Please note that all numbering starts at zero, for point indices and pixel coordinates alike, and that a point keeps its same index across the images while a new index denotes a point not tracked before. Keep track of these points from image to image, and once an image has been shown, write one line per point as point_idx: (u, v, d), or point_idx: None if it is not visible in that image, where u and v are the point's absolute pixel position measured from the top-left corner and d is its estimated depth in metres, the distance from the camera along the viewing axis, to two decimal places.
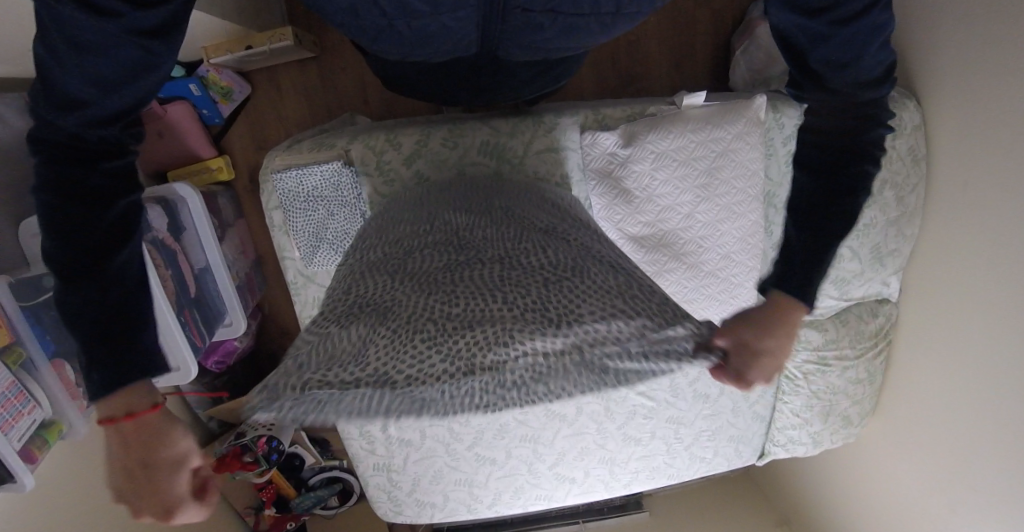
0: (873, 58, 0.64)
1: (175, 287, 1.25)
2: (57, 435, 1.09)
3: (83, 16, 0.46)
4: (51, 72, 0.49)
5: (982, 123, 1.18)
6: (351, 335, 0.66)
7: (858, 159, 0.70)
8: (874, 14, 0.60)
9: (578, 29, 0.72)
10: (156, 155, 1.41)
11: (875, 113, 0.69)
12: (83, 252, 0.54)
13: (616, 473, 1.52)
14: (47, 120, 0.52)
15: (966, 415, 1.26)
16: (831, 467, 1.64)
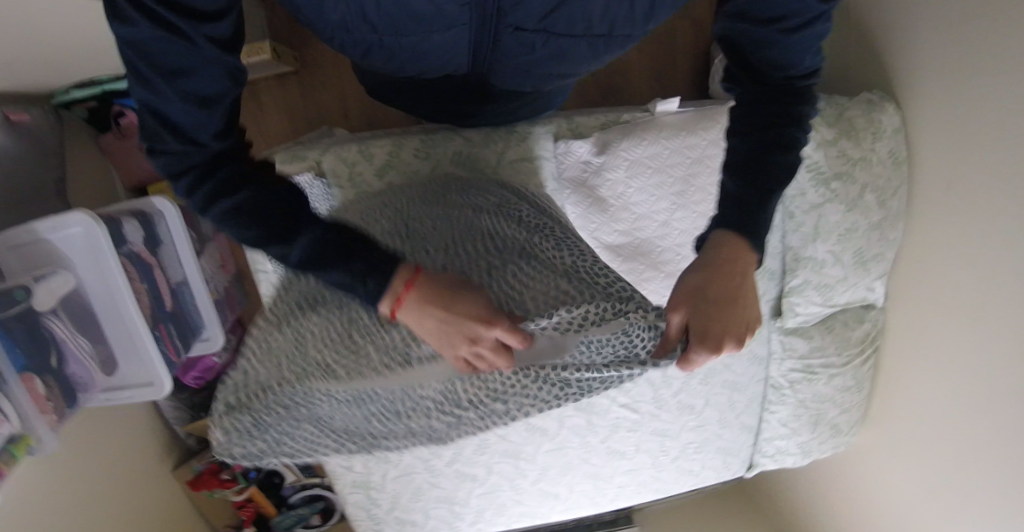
0: (808, 62, 0.66)
1: (149, 301, 1.23)
2: (23, 449, 1.00)
3: (163, 37, 0.46)
4: (163, 105, 0.50)
5: (967, 128, 1.16)
6: (293, 344, 0.82)
7: (788, 125, 0.67)
8: (817, 26, 0.62)
9: (568, 51, 0.71)
10: (134, 167, 1.39)
11: (808, 95, 0.69)
12: (281, 220, 0.57)
13: (602, 488, 1.49)
14: (186, 149, 0.52)
15: (960, 429, 1.23)
16: (823, 478, 1.60)
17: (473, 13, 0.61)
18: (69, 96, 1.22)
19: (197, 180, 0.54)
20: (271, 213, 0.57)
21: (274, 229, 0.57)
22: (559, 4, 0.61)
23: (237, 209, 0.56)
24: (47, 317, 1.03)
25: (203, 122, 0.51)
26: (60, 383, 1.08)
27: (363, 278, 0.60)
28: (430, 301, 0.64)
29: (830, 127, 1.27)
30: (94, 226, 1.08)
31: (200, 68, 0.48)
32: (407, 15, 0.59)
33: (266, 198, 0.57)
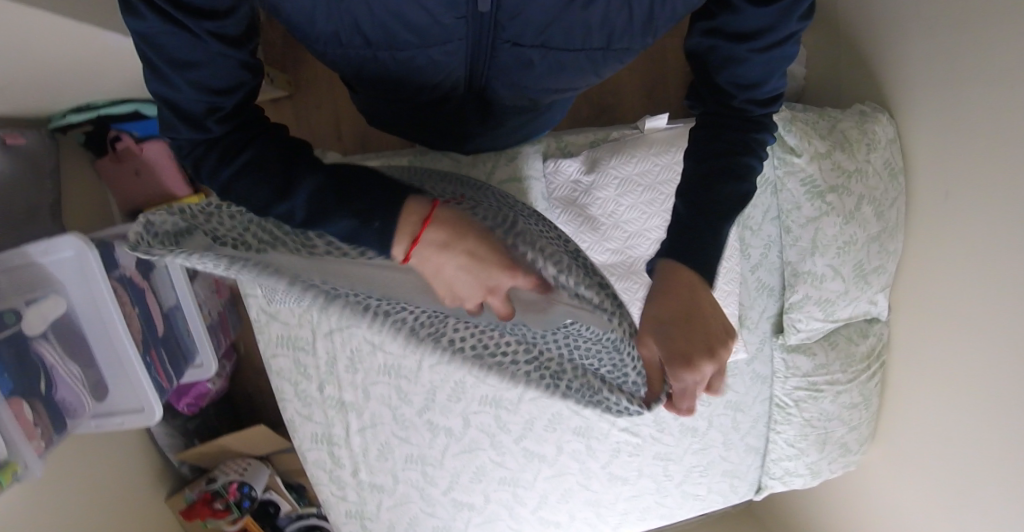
0: (776, 85, 0.66)
1: (141, 326, 1.19)
2: (11, 478, 0.91)
3: (175, 33, 0.47)
4: (177, 95, 0.51)
5: (969, 142, 1.14)
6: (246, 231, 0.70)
7: (740, 153, 0.66)
8: (788, 46, 0.63)
9: (569, 68, 0.67)
10: (129, 193, 1.37)
11: (766, 122, 0.68)
12: (292, 168, 0.54)
13: (604, 516, 1.44)
14: (201, 128, 0.52)
15: (978, 454, 1.18)
16: (832, 499, 1.55)
17: (469, 25, 0.57)
18: (66, 120, 1.23)
19: (210, 150, 0.53)
20: (278, 172, 0.53)
21: (276, 184, 0.53)
22: (559, 14, 0.57)
23: (243, 171, 0.53)
24: (37, 341, 1.00)
25: (213, 106, 0.52)
26: (49, 405, 1.02)
27: (368, 218, 0.54)
28: (447, 241, 0.56)
29: (823, 140, 1.26)
30: (85, 250, 1.03)
31: (209, 61, 0.49)
32: (401, 27, 0.56)
33: (278, 160, 0.54)
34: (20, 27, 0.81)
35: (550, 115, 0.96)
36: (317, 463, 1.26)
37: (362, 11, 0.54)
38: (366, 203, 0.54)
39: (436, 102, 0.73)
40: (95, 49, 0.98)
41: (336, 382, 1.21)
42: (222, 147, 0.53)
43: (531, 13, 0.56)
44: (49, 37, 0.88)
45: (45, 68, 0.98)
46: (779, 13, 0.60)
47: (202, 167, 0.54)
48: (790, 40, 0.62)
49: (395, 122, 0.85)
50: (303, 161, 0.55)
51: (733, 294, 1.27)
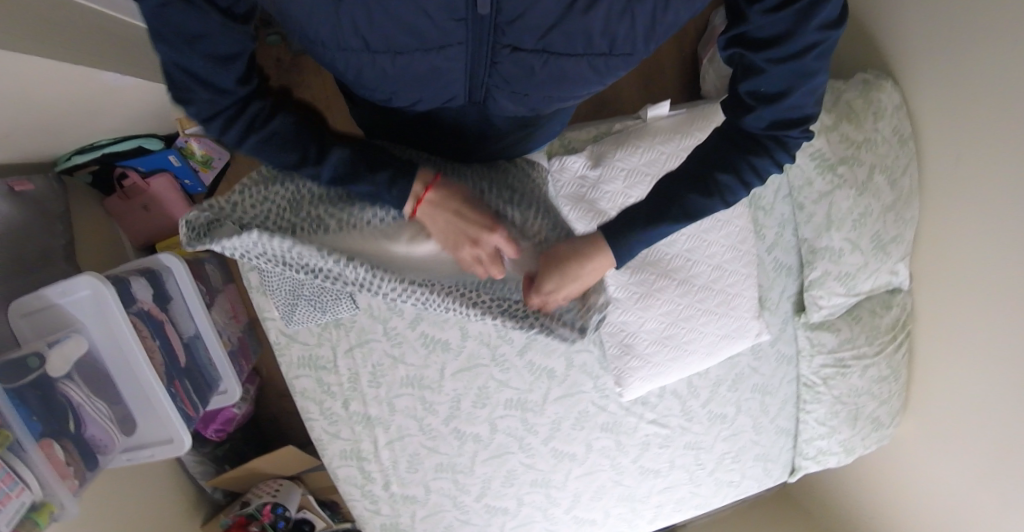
0: (803, 100, 0.56)
1: (164, 359, 1.20)
2: (48, 518, 0.92)
3: (188, 11, 0.44)
4: (189, 63, 0.47)
5: (982, 105, 1.11)
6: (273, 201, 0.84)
7: (715, 169, 0.63)
8: (808, 60, 0.52)
9: (572, 81, 0.65)
10: (139, 225, 1.41)
11: (773, 149, 0.59)
12: (313, 135, 0.60)
13: (639, 510, 1.43)
14: (223, 92, 0.51)
15: (1015, 423, 1.15)
16: (867, 473, 1.53)
17: (468, 29, 0.56)
18: (72, 162, 1.21)
19: (237, 109, 0.53)
20: (307, 143, 0.59)
21: (308, 156, 0.60)
22: (561, 18, 0.56)
23: (272, 140, 0.57)
24: (62, 382, 1.00)
25: (228, 77, 0.50)
26: (79, 445, 1.03)
27: (388, 185, 0.65)
28: (443, 199, 0.71)
29: (827, 113, 1.23)
30: (101, 288, 1.04)
31: (220, 35, 0.46)
32: (399, 36, 0.56)
33: (303, 130, 0.59)
34: (18, 73, 0.81)
35: (553, 134, 0.92)
36: (348, 479, 1.26)
37: (360, 21, 0.54)
38: (383, 178, 0.65)
39: (435, 111, 0.73)
40: (90, 89, 0.97)
41: (361, 399, 1.20)
42: (249, 106, 0.54)
43: (531, 16, 0.55)
44: (47, 81, 0.87)
45: (45, 113, 0.97)
46: (799, 17, 0.49)
47: (222, 122, 0.53)
48: (816, 49, 0.51)
49: (393, 136, 0.84)
50: (325, 136, 0.62)
51: (752, 276, 1.25)
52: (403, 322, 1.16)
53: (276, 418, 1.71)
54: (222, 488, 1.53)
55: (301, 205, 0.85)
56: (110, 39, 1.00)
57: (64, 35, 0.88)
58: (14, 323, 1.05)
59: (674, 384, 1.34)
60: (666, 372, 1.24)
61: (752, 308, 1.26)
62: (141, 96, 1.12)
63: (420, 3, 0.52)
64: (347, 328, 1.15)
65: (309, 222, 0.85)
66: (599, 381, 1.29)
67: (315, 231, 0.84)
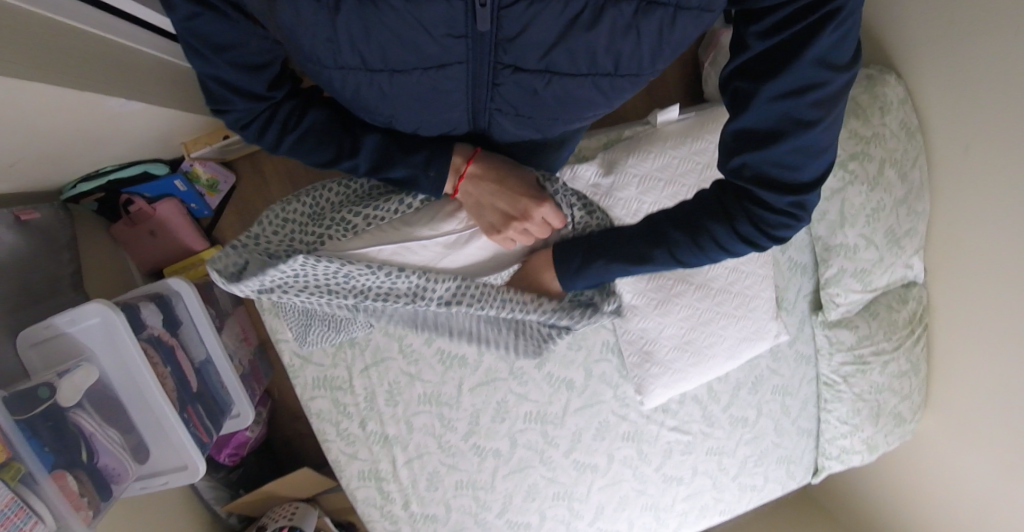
0: (792, 160, 0.52)
1: (175, 385, 1.18)
2: None
3: (216, 20, 0.51)
4: (221, 72, 0.55)
5: (993, 99, 1.09)
6: (288, 221, 0.87)
7: (677, 225, 0.66)
8: (801, 104, 0.49)
9: (578, 103, 0.63)
10: (146, 252, 1.39)
11: (738, 215, 0.59)
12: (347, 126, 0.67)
13: (663, 519, 1.40)
14: (253, 96, 0.59)
15: None
16: (891, 472, 1.51)
17: (468, 46, 0.54)
18: (77, 190, 1.20)
19: (268, 111, 0.61)
20: (341, 136, 0.66)
21: (344, 146, 0.66)
22: (563, 35, 0.53)
23: (310, 134, 0.64)
24: (73, 411, 0.99)
25: (256, 81, 0.58)
26: (93, 476, 1.01)
27: (426, 165, 0.70)
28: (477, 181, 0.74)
29: None
30: (110, 316, 1.03)
31: (244, 41, 0.54)
32: (398, 52, 0.54)
33: (336, 122, 0.66)
34: (19, 101, 0.80)
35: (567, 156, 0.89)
36: (367, 500, 1.23)
37: (359, 36, 0.52)
38: (422, 154, 0.70)
39: (443, 137, 0.71)
40: (93, 116, 0.97)
41: (378, 418, 1.19)
42: (278, 108, 0.62)
43: (533, 31, 0.53)
44: (50, 108, 0.86)
45: (38, 144, 0.95)
46: (802, 42, 0.46)
47: (257, 125, 0.62)
48: (814, 91, 0.48)
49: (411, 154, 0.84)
50: (357, 126, 0.68)
51: (768, 277, 1.24)
52: (418, 339, 1.16)
53: (290, 440, 1.69)
54: (238, 513, 1.51)
55: (322, 217, 0.90)
56: (114, 65, 0.99)
57: (64, 60, 0.87)
58: (24, 352, 1.03)
59: (695, 389, 1.32)
60: (686, 378, 1.23)
61: (769, 309, 1.25)
62: (141, 122, 1.11)
63: (419, 18, 0.50)
64: (362, 348, 1.14)
65: (336, 226, 0.88)
66: (619, 389, 1.27)
67: (343, 234, 0.88)
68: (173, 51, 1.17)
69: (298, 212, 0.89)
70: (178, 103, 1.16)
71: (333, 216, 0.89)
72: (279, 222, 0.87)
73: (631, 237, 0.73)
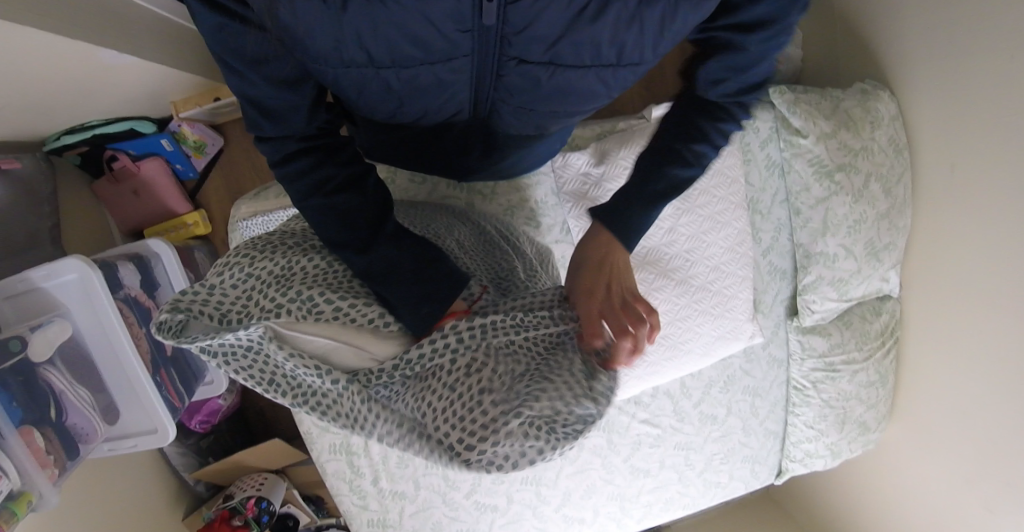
0: (763, 73, 0.63)
1: (150, 347, 1.17)
2: (24, 508, 0.89)
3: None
4: (257, 92, 0.55)
5: (985, 122, 1.11)
6: (245, 277, 0.67)
7: (687, 142, 0.66)
8: (779, 38, 0.60)
9: (579, 95, 0.63)
10: (128, 212, 1.38)
11: (738, 113, 0.66)
12: (369, 220, 0.62)
13: (628, 510, 1.42)
14: (290, 125, 0.57)
15: (1000, 432, 1.17)
16: (850, 476, 1.55)
17: (475, 40, 0.53)
18: (60, 142, 1.17)
19: (308, 158, 0.58)
20: (360, 227, 0.62)
21: (358, 239, 0.62)
22: (568, 28, 0.54)
23: (332, 210, 0.60)
24: (44, 368, 0.97)
25: (289, 104, 0.56)
26: (60, 434, 0.99)
27: (415, 302, 0.62)
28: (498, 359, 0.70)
29: (827, 120, 1.25)
30: (89, 274, 1.01)
31: (276, 55, 0.52)
32: (404, 46, 0.53)
33: (361, 207, 0.61)
34: (4, 47, 0.78)
35: (558, 140, 0.85)
36: (337, 474, 1.24)
37: (366, 32, 0.51)
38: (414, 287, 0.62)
39: (437, 129, 0.69)
40: (84, 66, 0.95)
41: None
42: (317, 166, 0.59)
43: (538, 26, 0.53)
44: (37, 57, 0.84)
45: (25, 91, 0.93)
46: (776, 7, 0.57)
47: (290, 166, 0.58)
48: (791, 22, 0.59)
49: (383, 154, 0.80)
50: (383, 222, 0.63)
51: (748, 279, 1.26)
52: None
53: (261, 411, 1.69)
54: (205, 481, 1.50)
55: (288, 283, 0.66)
56: (110, 17, 0.97)
57: (53, 8, 0.85)
58: None
59: (668, 384, 1.35)
60: (661, 371, 1.24)
61: (747, 310, 1.27)
62: (132, 77, 1.09)
63: (426, 10, 0.49)
64: None
65: (299, 305, 0.64)
66: None
67: (296, 315, 0.63)
68: (172, 6, 1.15)
69: (266, 270, 0.67)
70: (172, 61, 1.14)
71: (304, 288, 0.65)
72: (231, 286, 0.67)
73: (645, 173, 0.68)
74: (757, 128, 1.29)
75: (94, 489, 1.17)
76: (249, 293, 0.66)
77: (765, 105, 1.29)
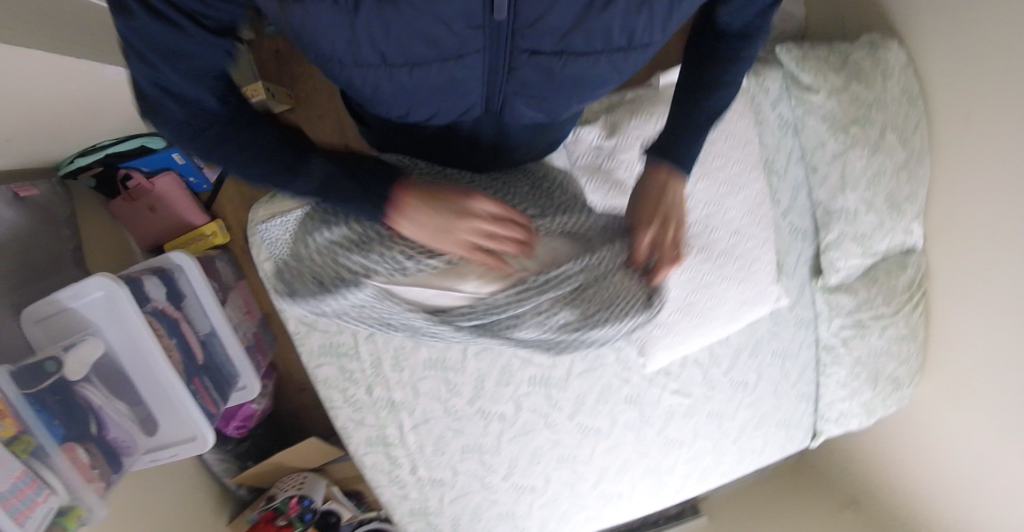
0: None
1: (181, 356, 1.19)
2: (75, 522, 0.91)
3: None
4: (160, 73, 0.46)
5: (1000, 64, 1.09)
6: (325, 244, 0.70)
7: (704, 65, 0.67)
8: None
9: (591, 81, 0.62)
10: (148, 226, 1.40)
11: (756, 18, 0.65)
12: (285, 146, 0.52)
13: (665, 481, 1.43)
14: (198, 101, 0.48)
15: None
16: (883, 432, 1.54)
17: (487, 36, 0.53)
18: (74, 164, 1.19)
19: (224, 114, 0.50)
20: (282, 151, 0.51)
21: (281, 159, 0.51)
22: (579, 18, 0.54)
23: (245, 150, 0.50)
24: (81, 385, 0.99)
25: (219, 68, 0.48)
26: (103, 449, 1.01)
27: (367, 196, 0.55)
28: (501, 207, 0.62)
29: (838, 74, 1.22)
30: (115, 289, 1.03)
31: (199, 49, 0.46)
32: (416, 46, 0.52)
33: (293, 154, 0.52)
34: (14, 72, 0.79)
35: (571, 124, 0.82)
36: (375, 466, 1.26)
37: (377, 35, 0.50)
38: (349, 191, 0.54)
39: (449, 126, 0.68)
40: (92, 85, 0.96)
41: (384, 384, 1.18)
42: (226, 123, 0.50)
43: (549, 17, 0.52)
44: (46, 80, 0.86)
45: (39, 116, 0.94)
46: None
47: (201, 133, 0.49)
48: None
49: (394, 152, 0.79)
50: (306, 142, 0.54)
51: (770, 240, 1.25)
52: None
53: (294, 412, 1.71)
54: (247, 484, 1.52)
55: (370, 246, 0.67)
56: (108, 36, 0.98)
57: (54, 31, 0.86)
58: (27, 328, 1.02)
59: (696, 352, 1.33)
60: (688, 339, 1.24)
61: (771, 272, 1.26)
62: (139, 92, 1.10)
63: (437, 10, 0.49)
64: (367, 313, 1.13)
65: (389, 264, 0.68)
66: (622, 353, 1.26)
67: (392, 271, 0.69)
68: None
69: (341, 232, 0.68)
70: None
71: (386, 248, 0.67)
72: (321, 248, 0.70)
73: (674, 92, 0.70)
74: (767, 88, 1.27)
75: (140, 500, 1.19)
76: (332, 255, 0.69)
77: (772, 65, 1.27)
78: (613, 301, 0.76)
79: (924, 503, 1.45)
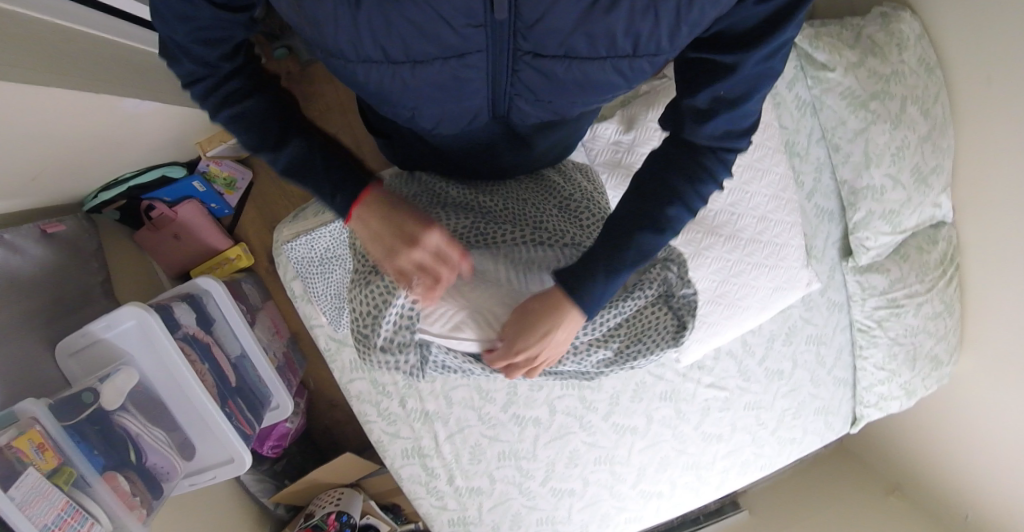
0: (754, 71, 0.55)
1: (215, 380, 1.20)
2: None
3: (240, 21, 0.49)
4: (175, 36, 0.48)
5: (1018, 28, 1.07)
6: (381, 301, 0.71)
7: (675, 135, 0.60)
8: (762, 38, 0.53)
9: (598, 85, 0.59)
10: (172, 256, 1.41)
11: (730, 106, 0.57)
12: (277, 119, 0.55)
13: (705, 477, 1.41)
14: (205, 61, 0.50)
15: None
16: (925, 413, 1.50)
17: (488, 35, 0.52)
18: (98, 200, 1.20)
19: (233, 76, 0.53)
20: (269, 126, 0.55)
21: (267, 136, 0.55)
22: (581, 20, 0.52)
23: (238, 119, 0.54)
24: (119, 414, 1.00)
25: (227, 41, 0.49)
26: (143, 476, 1.02)
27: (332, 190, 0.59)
28: (447, 248, 0.63)
29: (852, 49, 1.20)
30: (145, 317, 1.03)
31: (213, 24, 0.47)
32: (418, 42, 0.52)
33: (315, 163, 0.57)
34: (37, 110, 0.80)
35: (586, 126, 0.82)
36: (412, 478, 1.25)
37: (381, 30, 0.50)
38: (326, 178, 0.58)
39: (459, 134, 0.68)
40: (113, 115, 0.97)
41: (416, 394, 1.19)
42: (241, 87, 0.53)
43: (551, 17, 0.51)
44: (68, 116, 0.87)
45: (64, 151, 0.96)
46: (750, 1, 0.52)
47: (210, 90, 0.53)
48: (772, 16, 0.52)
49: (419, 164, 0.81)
50: (292, 121, 0.57)
51: (797, 225, 1.24)
52: None
53: (327, 429, 1.72)
54: (285, 504, 1.52)
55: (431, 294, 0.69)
56: (121, 67, 0.99)
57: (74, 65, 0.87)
58: (63, 362, 1.04)
59: (729, 344, 1.32)
60: (720, 331, 1.22)
61: (800, 257, 1.24)
62: (154, 122, 1.12)
63: (436, 7, 0.48)
64: None
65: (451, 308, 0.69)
66: None
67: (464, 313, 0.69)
68: None
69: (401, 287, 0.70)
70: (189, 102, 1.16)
71: None
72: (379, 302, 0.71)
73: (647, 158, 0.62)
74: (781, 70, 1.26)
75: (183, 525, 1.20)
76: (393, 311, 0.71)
77: None
78: (644, 334, 0.79)
79: (974, 484, 1.40)
